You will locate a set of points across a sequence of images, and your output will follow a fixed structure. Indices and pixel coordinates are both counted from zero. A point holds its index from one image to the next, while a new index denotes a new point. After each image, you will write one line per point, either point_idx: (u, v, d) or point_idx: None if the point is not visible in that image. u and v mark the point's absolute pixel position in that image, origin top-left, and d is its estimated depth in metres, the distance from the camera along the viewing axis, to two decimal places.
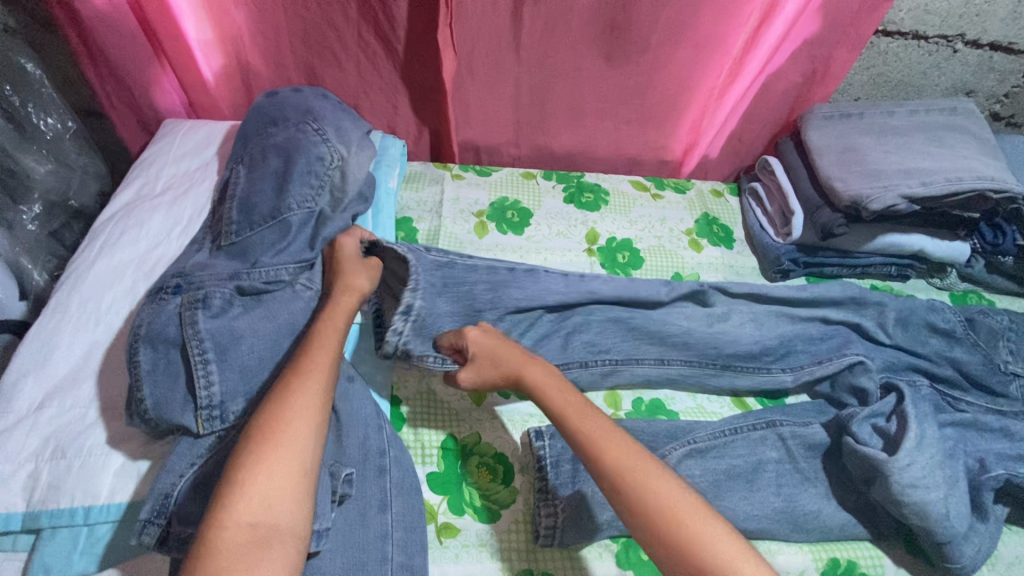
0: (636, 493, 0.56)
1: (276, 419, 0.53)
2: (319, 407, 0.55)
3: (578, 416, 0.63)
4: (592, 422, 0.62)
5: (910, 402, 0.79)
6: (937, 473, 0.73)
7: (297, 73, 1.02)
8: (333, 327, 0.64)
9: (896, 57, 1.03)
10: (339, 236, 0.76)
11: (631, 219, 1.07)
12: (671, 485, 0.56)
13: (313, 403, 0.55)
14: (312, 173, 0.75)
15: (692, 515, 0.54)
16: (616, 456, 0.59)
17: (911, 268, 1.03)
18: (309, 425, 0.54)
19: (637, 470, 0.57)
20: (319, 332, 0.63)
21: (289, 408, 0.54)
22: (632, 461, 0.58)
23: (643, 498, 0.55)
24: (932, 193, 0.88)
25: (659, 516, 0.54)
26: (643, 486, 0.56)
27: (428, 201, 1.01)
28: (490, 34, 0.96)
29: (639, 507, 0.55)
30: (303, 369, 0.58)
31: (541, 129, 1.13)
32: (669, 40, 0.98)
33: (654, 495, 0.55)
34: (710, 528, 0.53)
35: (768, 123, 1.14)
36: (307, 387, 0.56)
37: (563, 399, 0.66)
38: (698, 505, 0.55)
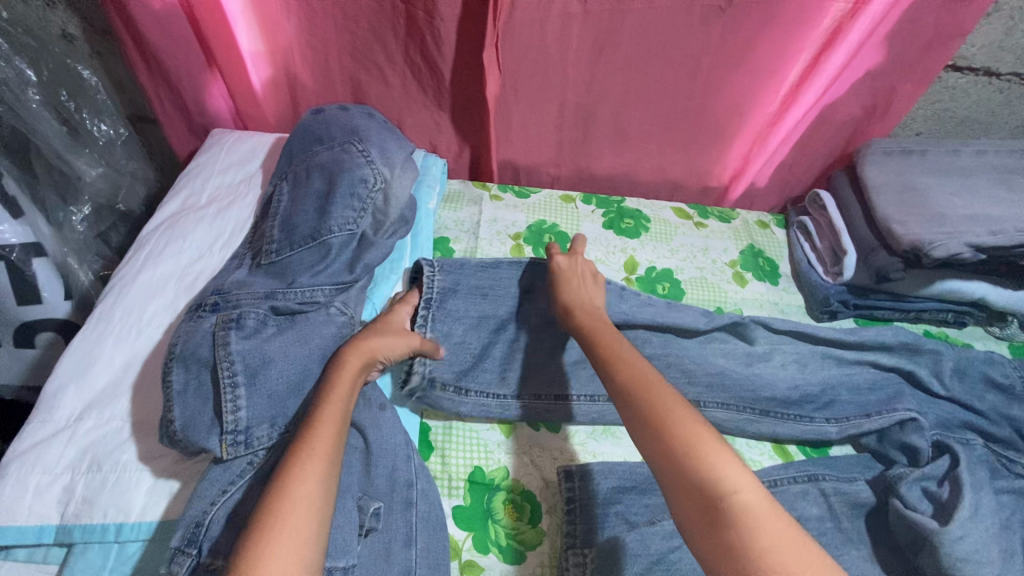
0: (637, 393, 0.59)
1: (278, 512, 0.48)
2: (322, 495, 0.51)
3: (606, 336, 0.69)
4: (614, 344, 0.67)
5: (965, 467, 0.74)
6: (994, 547, 0.67)
7: (343, 89, 1.02)
8: (343, 394, 0.60)
9: (964, 93, 0.97)
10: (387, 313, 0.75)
11: (673, 247, 1.04)
12: (672, 394, 0.58)
13: (316, 488, 0.51)
14: (355, 195, 0.74)
15: (684, 418, 0.55)
16: (631, 368, 0.62)
17: (969, 315, 0.97)
18: (312, 511, 0.49)
19: (650, 383, 0.59)
20: (325, 400, 0.59)
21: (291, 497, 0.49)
22: (641, 371, 0.61)
23: (640, 397, 0.58)
24: (1002, 243, 0.83)
25: (652, 415, 0.56)
26: (653, 393, 0.58)
27: (466, 222, 1.00)
28: (538, 54, 0.94)
29: (636, 403, 0.58)
30: (303, 452, 0.53)
31: (584, 150, 1.11)
32: (725, 64, 0.94)
33: (648, 396, 0.58)
34: (701, 433, 0.53)
35: (822, 155, 1.09)
36: (313, 475, 0.52)
37: (591, 325, 0.71)
38: (694, 415, 0.55)
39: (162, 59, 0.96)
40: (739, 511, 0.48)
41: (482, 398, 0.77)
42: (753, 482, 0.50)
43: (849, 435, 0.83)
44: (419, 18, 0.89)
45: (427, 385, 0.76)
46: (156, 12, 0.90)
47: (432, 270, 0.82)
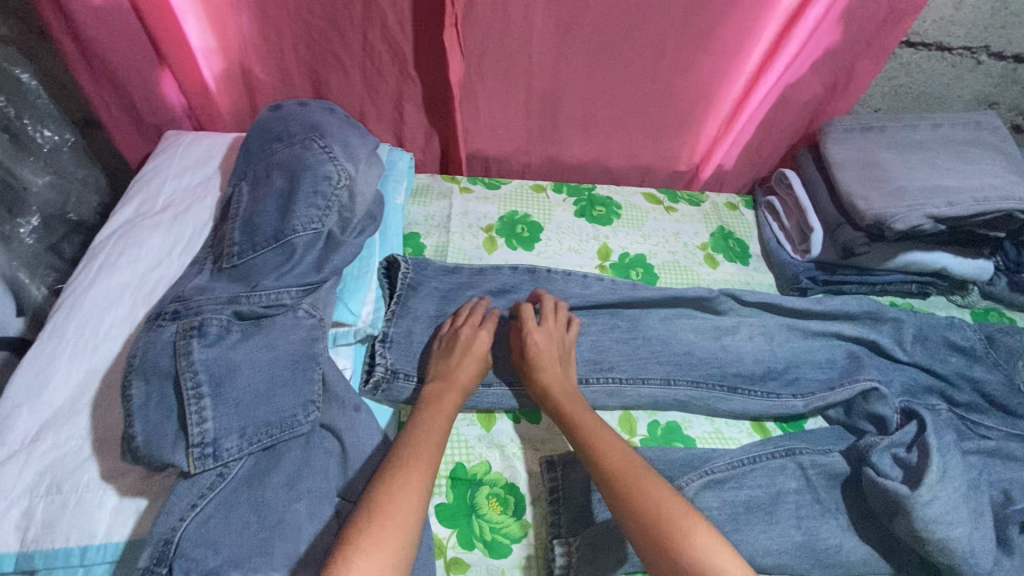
0: (627, 490, 0.60)
1: (378, 520, 0.53)
2: (421, 502, 0.57)
3: (587, 420, 0.70)
4: (595, 429, 0.68)
5: (932, 431, 0.74)
6: (962, 507, 0.68)
7: (301, 82, 1.00)
8: (443, 415, 0.67)
9: (918, 69, 1.00)
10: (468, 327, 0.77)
11: (645, 232, 1.05)
12: (658, 482, 0.61)
13: (416, 496, 0.56)
14: (319, 192, 0.72)
15: (682, 516, 0.57)
16: (614, 457, 0.64)
17: (932, 285, 1.00)
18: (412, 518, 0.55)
19: (635, 473, 0.61)
20: (429, 411, 0.67)
21: (391, 503, 0.55)
22: (631, 463, 0.63)
23: (631, 493, 0.59)
24: (959, 213, 0.84)
25: (647, 513, 0.57)
26: (637, 485, 0.60)
27: (436, 216, 0.98)
28: (502, 37, 0.93)
29: (630, 500, 0.59)
30: (403, 461, 0.59)
31: (553, 139, 1.11)
32: (690, 47, 0.95)
33: (635, 490, 0.60)
34: (699, 531, 0.55)
35: (786, 134, 1.11)
36: (411, 486, 0.57)
37: (569, 408, 0.71)
38: (691, 510, 0.58)
39: (106, 59, 0.92)
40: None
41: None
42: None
43: (820, 408, 0.84)
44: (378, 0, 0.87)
45: (390, 376, 0.74)
46: (96, 8, 0.86)
47: (406, 266, 0.83)
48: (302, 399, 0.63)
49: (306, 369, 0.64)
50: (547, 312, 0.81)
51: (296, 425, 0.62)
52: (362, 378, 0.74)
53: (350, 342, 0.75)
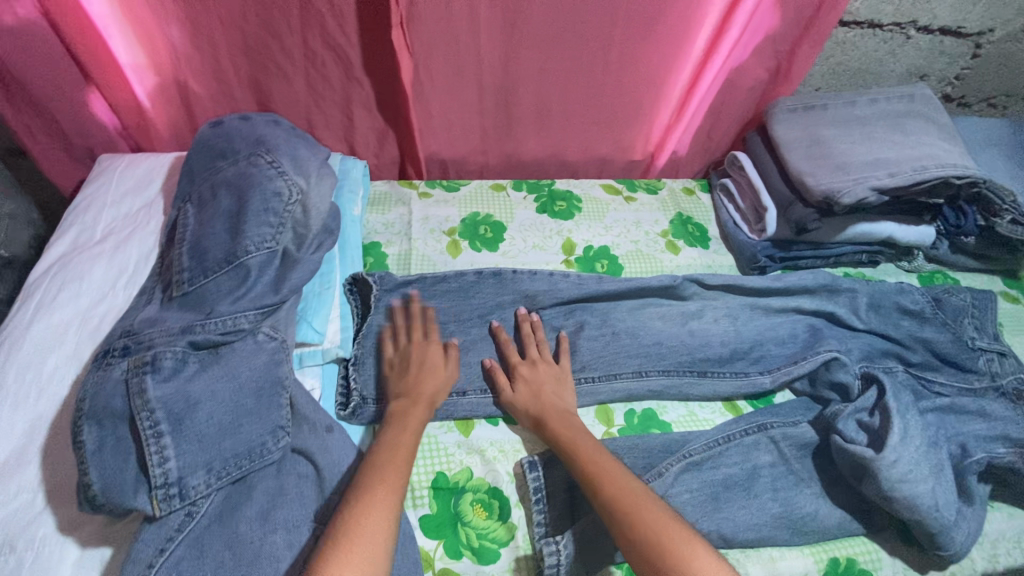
0: (630, 517, 0.60)
1: (343, 549, 0.53)
2: (390, 522, 0.56)
3: (585, 442, 0.69)
4: (597, 450, 0.68)
5: (891, 395, 0.77)
6: (924, 464, 0.71)
7: (243, 95, 0.96)
8: (410, 430, 0.67)
9: (854, 46, 1.03)
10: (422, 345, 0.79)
11: (606, 224, 1.05)
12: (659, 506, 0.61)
13: (382, 516, 0.56)
14: (270, 210, 0.69)
15: (691, 548, 0.57)
16: (616, 477, 0.65)
17: (881, 254, 1.05)
18: (378, 539, 0.55)
19: (637, 495, 0.62)
20: (394, 427, 0.67)
21: (354, 529, 0.54)
22: (638, 494, 0.63)
23: (635, 519, 0.60)
24: (900, 183, 0.87)
25: (658, 546, 0.57)
26: (639, 506, 0.61)
27: (396, 223, 0.96)
28: (449, 35, 0.92)
29: (637, 525, 0.59)
30: (368, 482, 0.59)
31: (509, 136, 1.11)
32: (636, 37, 0.96)
33: (637, 513, 0.60)
34: (703, 556, 0.56)
35: (735, 119, 1.13)
36: (376, 507, 0.56)
37: (566, 435, 0.71)
38: (694, 535, 0.58)
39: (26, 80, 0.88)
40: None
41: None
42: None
43: (787, 382, 0.86)
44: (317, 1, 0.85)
45: (361, 403, 0.74)
46: (11, 27, 0.82)
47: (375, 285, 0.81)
48: (270, 426, 0.61)
49: (271, 395, 0.62)
50: (532, 340, 0.83)
51: (266, 453, 0.60)
52: (337, 403, 0.73)
53: (316, 363, 0.73)
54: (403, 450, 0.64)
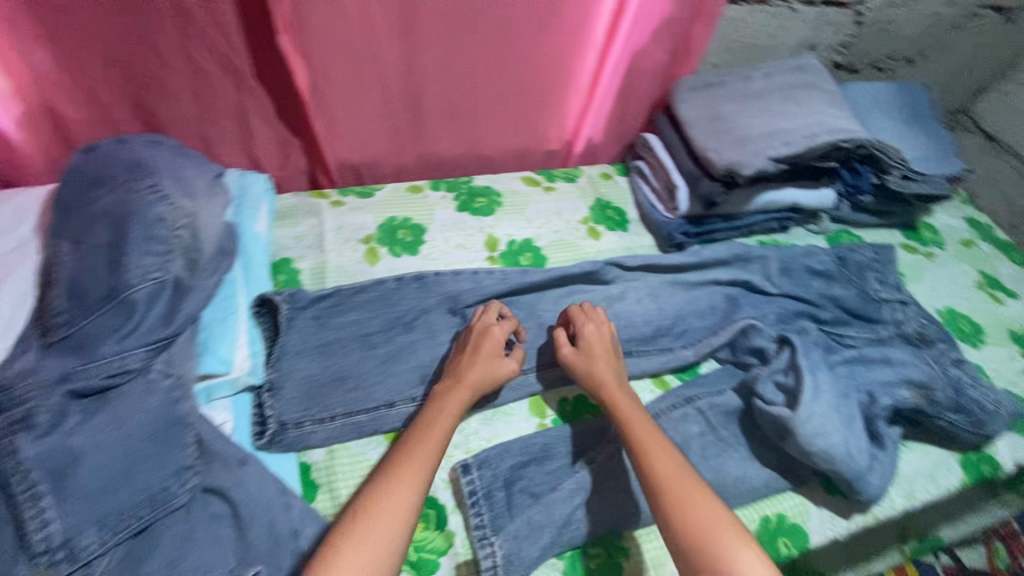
0: (676, 500, 0.62)
1: (365, 529, 0.57)
2: (411, 506, 0.60)
3: (640, 421, 0.70)
4: (634, 416, 0.71)
5: (802, 354, 0.81)
6: (836, 417, 0.75)
7: (126, 116, 0.90)
8: (449, 416, 0.69)
9: (745, 22, 1.07)
10: (484, 326, 0.78)
11: (528, 217, 1.05)
12: (686, 471, 0.64)
13: (400, 507, 0.59)
14: (155, 238, 0.64)
15: (710, 513, 0.60)
16: (646, 439, 0.68)
17: (790, 220, 1.09)
18: (393, 530, 0.57)
19: (663, 456, 0.66)
20: (433, 412, 0.69)
21: (377, 513, 0.58)
22: (667, 456, 0.66)
23: (681, 500, 0.61)
24: (795, 151, 0.91)
25: (673, 501, 0.62)
26: (663, 466, 0.65)
27: (308, 236, 0.92)
28: (344, 38, 0.89)
29: (679, 505, 0.61)
30: (393, 467, 0.62)
31: (421, 136, 1.08)
32: (535, 26, 0.96)
33: (658, 471, 0.64)
34: (725, 530, 0.59)
35: (644, 102, 1.15)
36: (402, 491, 0.60)
37: (632, 416, 0.71)
38: (715, 503, 0.61)
39: None
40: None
41: (349, 415, 0.74)
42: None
43: (710, 352, 0.89)
44: (192, 9, 0.80)
45: (280, 428, 0.71)
46: None
47: (284, 303, 0.78)
48: (173, 468, 0.57)
49: (169, 436, 0.58)
50: (599, 317, 0.82)
51: (169, 498, 0.56)
52: (253, 433, 0.70)
53: (225, 394, 0.70)
54: (437, 435, 0.66)
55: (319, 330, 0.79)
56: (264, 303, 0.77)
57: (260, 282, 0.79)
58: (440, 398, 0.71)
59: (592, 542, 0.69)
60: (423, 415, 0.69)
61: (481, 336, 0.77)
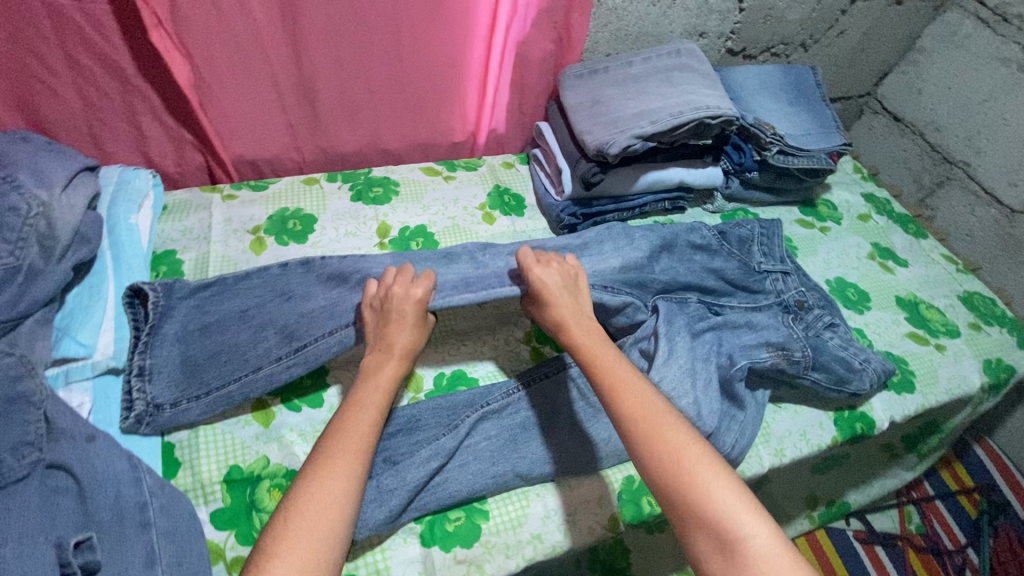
0: (652, 444, 0.62)
1: (301, 515, 0.55)
2: (349, 486, 0.59)
3: (605, 353, 0.73)
4: (600, 352, 0.73)
5: (662, 320, 0.86)
6: (686, 378, 0.79)
7: (9, 114, 0.91)
8: (380, 390, 0.69)
9: (627, 12, 1.12)
10: (410, 290, 0.77)
11: (424, 204, 1.08)
12: (652, 405, 0.66)
13: (336, 493, 0.58)
14: (4, 226, 0.66)
15: (681, 441, 0.62)
16: (611, 376, 0.69)
17: (682, 199, 1.13)
18: (335, 519, 0.56)
19: (627, 393, 0.67)
20: (359, 391, 0.69)
21: (312, 493, 0.57)
22: (634, 391, 0.67)
23: (651, 437, 0.62)
24: (661, 129, 0.95)
25: (643, 435, 0.63)
26: (628, 400, 0.66)
27: (195, 228, 0.95)
28: (228, 36, 0.92)
29: (649, 437, 0.63)
30: (323, 456, 0.61)
31: (319, 131, 1.11)
32: (421, 21, 1.00)
33: (623, 406, 0.66)
34: (694, 455, 0.61)
35: (540, 91, 1.19)
36: (334, 471, 0.59)
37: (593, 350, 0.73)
38: (682, 430, 0.63)
39: None
40: (749, 552, 0.54)
41: (223, 388, 0.75)
42: (760, 517, 0.57)
43: None
44: (67, 9, 0.82)
45: (151, 411, 0.72)
46: None
47: (156, 293, 0.79)
48: (11, 443, 0.59)
49: (6, 411, 0.61)
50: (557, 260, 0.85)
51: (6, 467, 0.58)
52: (120, 416, 0.71)
53: (85, 376, 0.73)
54: (367, 411, 0.67)
55: (200, 316, 0.80)
56: (131, 288, 0.78)
57: (130, 271, 0.81)
58: (369, 372, 0.72)
59: (452, 507, 0.72)
60: (351, 396, 0.69)
61: (406, 307, 0.76)
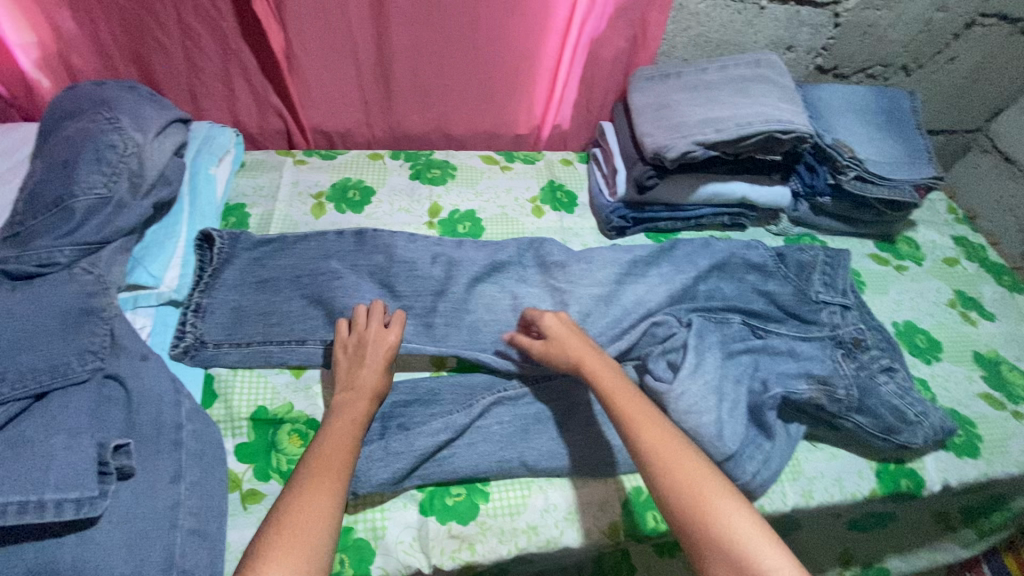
0: (667, 472, 0.61)
1: (293, 521, 0.56)
2: (335, 497, 0.60)
3: (610, 387, 0.69)
4: (613, 384, 0.70)
5: (696, 335, 0.82)
6: (712, 397, 0.75)
7: (125, 64, 1.02)
8: (361, 410, 0.70)
9: (708, 18, 1.09)
10: (386, 335, 0.77)
11: (477, 190, 1.10)
12: (664, 431, 0.65)
13: (323, 503, 0.59)
14: (102, 160, 0.76)
15: (692, 467, 0.61)
16: (625, 405, 0.67)
17: (744, 216, 1.08)
18: (322, 528, 0.57)
19: (641, 418, 0.66)
20: (337, 411, 0.70)
21: (305, 501, 0.58)
22: (650, 417, 0.66)
23: (666, 465, 0.61)
24: (725, 138, 0.92)
25: (655, 465, 0.62)
26: (640, 428, 0.65)
27: (265, 187, 1.02)
28: (319, 13, 0.98)
29: (663, 487, 0.60)
30: (310, 468, 0.62)
31: (390, 110, 1.16)
32: (497, 12, 1.02)
33: (635, 435, 0.64)
34: (708, 482, 0.60)
35: (608, 91, 1.18)
36: (322, 481, 0.60)
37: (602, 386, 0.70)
38: (691, 454, 0.63)
39: None
40: None
41: (263, 344, 0.80)
42: (782, 553, 0.55)
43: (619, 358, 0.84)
44: None
45: (198, 346, 0.79)
46: None
47: (223, 241, 0.87)
48: (76, 349, 0.66)
49: (76, 320, 0.68)
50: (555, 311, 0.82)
51: (71, 366, 0.65)
52: (171, 343, 0.78)
53: (150, 304, 0.81)
54: (347, 428, 0.68)
55: (255, 267, 0.87)
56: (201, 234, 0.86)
57: (202, 217, 0.90)
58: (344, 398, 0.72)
59: (455, 482, 0.74)
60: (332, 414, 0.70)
61: (377, 354, 0.75)
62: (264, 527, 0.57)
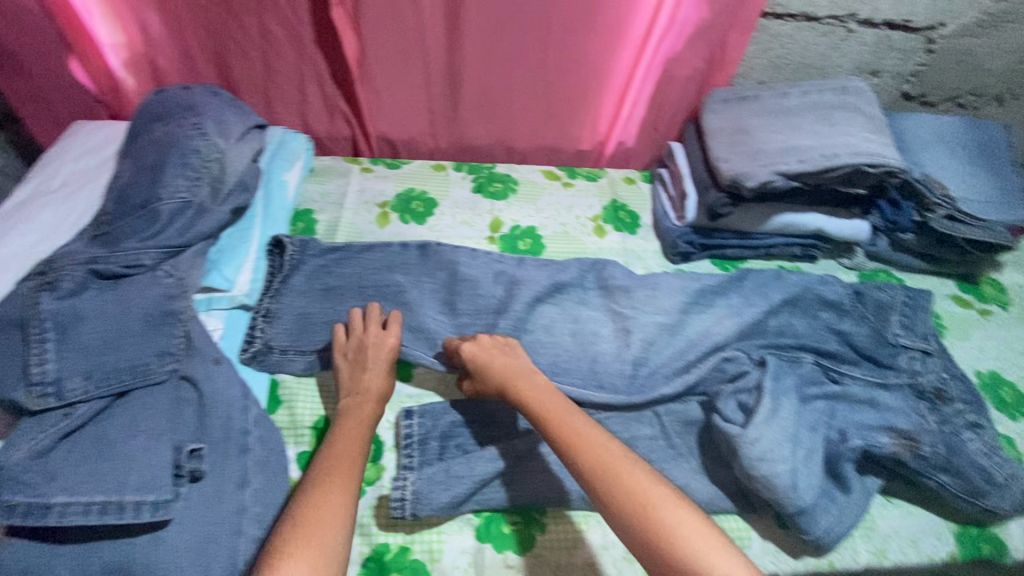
0: (620, 496, 0.57)
1: (301, 527, 0.56)
2: (343, 500, 0.59)
3: (550, 412, 0.67)
4: (557, 410, 0.68)
5: (769, 376, 0.79)
6: (788, 445, 0.72)
7: (205, 65, 1.05)
8: (358, 422, 0.70)
9: (791, 40, 1.04)
10: (388, 339, 0.79)
11: (539, 206, 1.09)
12: (608, 450, 0.61)
13: (332, 507, 0.58)
14: (187, 165, 0.78)
15: (647, 487, 0.57)
16: (568, 431, 0.64)
17: (817, 248, 1.03)
18: (332, 531, 0.56)
19: (580, 442, 0.63)
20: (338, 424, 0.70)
21: (313, 507, 0.58)
22: (592, 439, 0.63)
23: (616, 490, 0.57)
24: (808, 169, 0.88)
25: (611, 491, 0.57)
26: (588, 451, 0.61)
27: (333, 193, 1.03)
28: (395, 23, 0.98)
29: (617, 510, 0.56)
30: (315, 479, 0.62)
31: (455, 121, 1.16)
32: (572, 27, 1.00)
33: (582, 456, 0.61)
34: (663, 498, 0.56)
35: (678, 111, 1.15)
36: (325, 487, 0.60)
37: (556, 417, 0.66)
38: (645, 474, 0.59)
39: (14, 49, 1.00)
40: None
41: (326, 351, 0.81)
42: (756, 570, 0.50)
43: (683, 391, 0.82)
44: None
45: (264, 350, 0.80)
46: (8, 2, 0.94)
47: (293, 247, 0.88)
48: (157, 350, 0.68)
49: (156, 322, 0.69)
50: (484, 333, 0.82)
51: (150, 368, 0.67)
52: (241, 346, 0.79)
53: (223, 307, 0.81)
54: (347, 439, 0.67)
55: (323, 275, 0.87)
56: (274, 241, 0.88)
57: (274, 223, 0.91)
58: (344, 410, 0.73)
59: (512, 510, 0.72)
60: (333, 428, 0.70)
61: (372, 358, 0.77)
62: (273, 542, 0.56)
